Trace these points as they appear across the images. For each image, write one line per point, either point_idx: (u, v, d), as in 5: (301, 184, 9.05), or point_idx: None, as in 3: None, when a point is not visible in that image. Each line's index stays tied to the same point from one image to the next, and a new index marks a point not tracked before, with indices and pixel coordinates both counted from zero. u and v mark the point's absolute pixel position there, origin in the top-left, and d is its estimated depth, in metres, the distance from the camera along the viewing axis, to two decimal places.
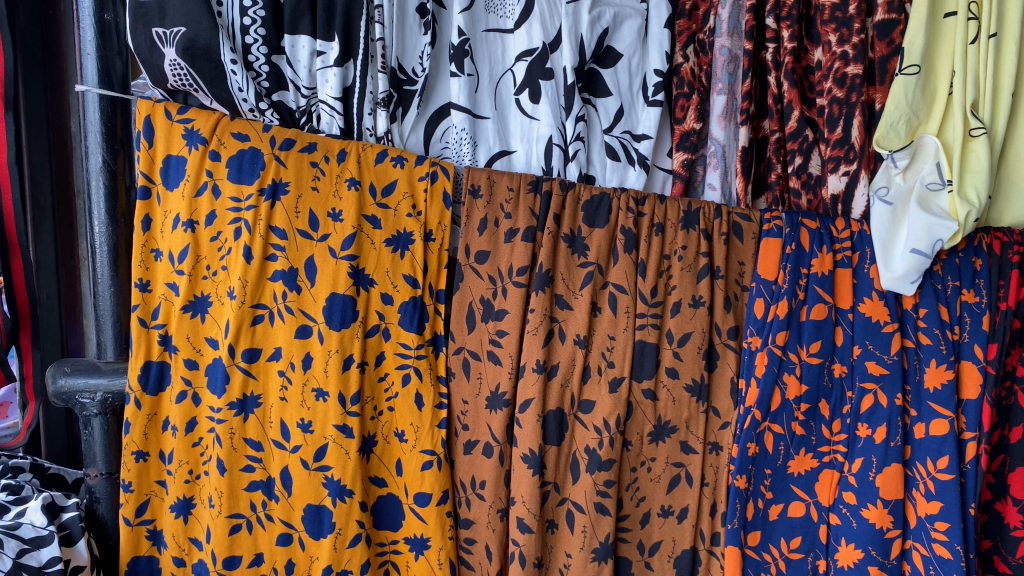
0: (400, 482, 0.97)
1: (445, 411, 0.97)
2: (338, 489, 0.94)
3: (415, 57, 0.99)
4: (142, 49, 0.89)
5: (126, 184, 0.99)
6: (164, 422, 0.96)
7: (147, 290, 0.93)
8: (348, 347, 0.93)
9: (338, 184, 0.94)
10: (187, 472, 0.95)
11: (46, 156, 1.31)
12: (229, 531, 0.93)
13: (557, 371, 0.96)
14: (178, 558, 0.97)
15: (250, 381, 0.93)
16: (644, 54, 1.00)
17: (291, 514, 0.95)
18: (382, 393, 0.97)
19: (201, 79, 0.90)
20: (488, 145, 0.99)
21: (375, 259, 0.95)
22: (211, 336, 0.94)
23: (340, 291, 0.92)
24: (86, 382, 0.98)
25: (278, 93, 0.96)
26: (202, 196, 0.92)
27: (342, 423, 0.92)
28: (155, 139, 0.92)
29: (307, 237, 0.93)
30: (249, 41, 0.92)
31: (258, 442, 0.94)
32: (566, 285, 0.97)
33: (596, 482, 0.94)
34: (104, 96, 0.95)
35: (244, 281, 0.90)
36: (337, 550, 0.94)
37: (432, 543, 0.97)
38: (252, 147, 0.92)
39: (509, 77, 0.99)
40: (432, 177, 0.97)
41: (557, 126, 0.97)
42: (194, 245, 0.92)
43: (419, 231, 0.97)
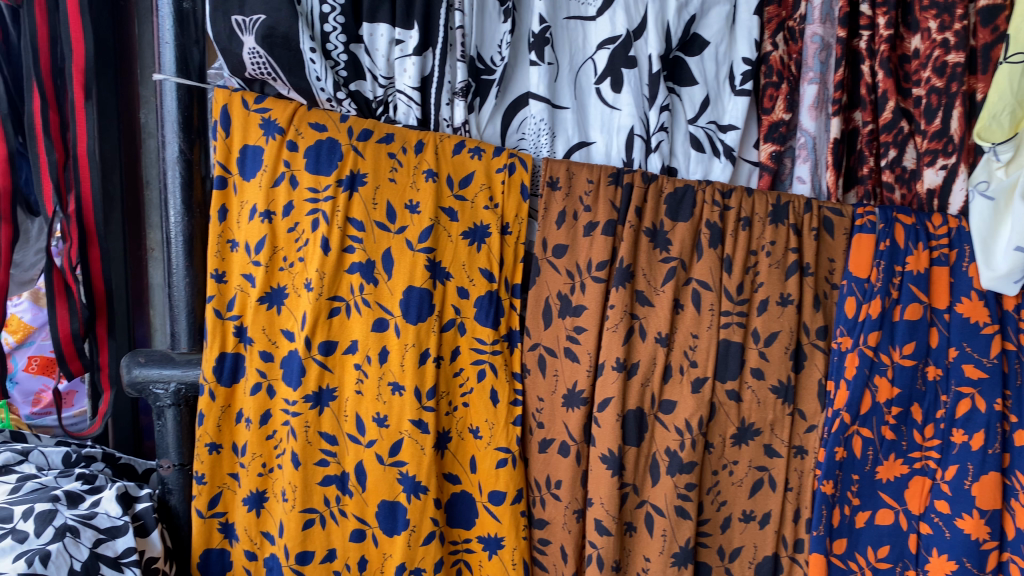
0: (474, 480, 0.96)
1: (520, 408, 0.95)
2: (412, 485, 0.92)
3: (494, 46, 0.96)
4: (222, 38, 0.89)
5: (202, 174, 0.98)
6: (238, 414, 0.96)
7: (223, 281, 0.93)
8: (425, 341, 0.92)
9: (415, 176, 0.93)
10: (261, 465, 0.95)
11: (117, 147, 1.31)
12: (303, 526, 0.92)
13: (637, 370, 0.93)
14: (250, 551, 0.97)
15: (326, 374, 0.92)
16: (731, 41, 0.96)
17: (365, 511, 0.94)
18: (458, 389, 0.95)
19: (280, 67, 0.89)
20: (567, 136, 0.97)
21: (451, 253, 0.94)
22: (287, 328, 0.93)
23: (417, 284, 0.91)
24: (159, 373, 0.98)
25: (355, 82, 0.95)
26: (280, 186, 0.91)
27: (418, 418, 0.91)
28: (232, 128, 0.92)
29: (384, 229, 0.92)
30: (328, 29, 0.91)
31: (333, 436, 0.93)
32: (648, 280, 0.93)
33: (677, 485, 0.92)
34: (182, 84, 0.95)
35: (322, 273, 0.89)
36: (411, 548, 0.93)
37: (506, 543, 0.95)
38: (329, 138, 0.91)
39: (590, 66, 0.96)
40: (510, 170, 0.95)
41: (640, 116, 0.94)
42: (271, 236, 0.91)
43: (496, 224, 0.95)
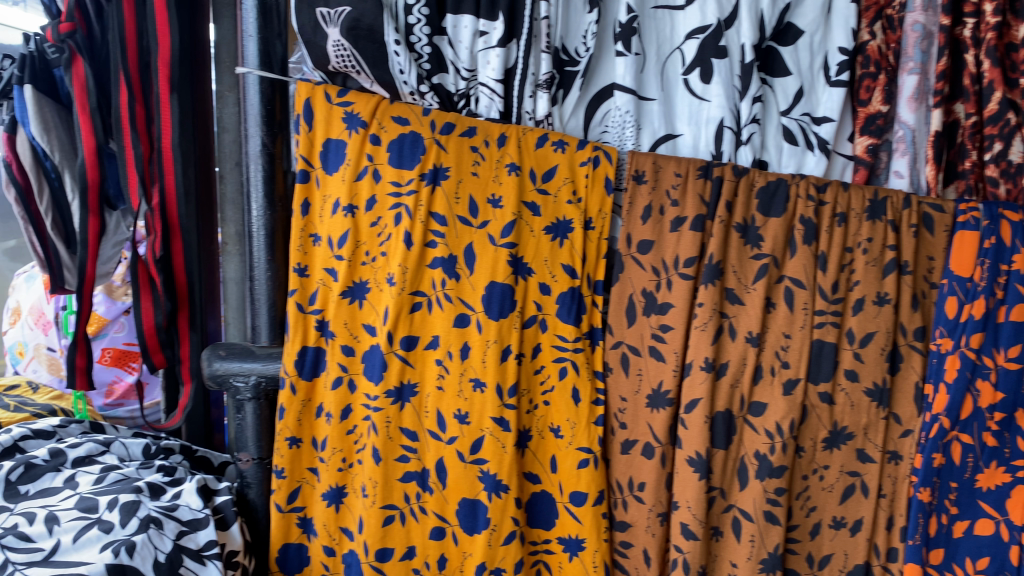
0: (554, 480, 0.94)
1: (602, 408, 0.93)
2: (494, 484, 0.91)
3: (579, 36, 0.93)
4: (306, 29, 0.87)
5: (284, 167, 0.99)
6: (317, 408, 0.96)
7: (305, 274, 0.93)
8: (506, 338, 0.90)
9: (498, 170, 0.91)
10: (341, 460, 0.94)
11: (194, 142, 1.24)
12: (383, 522, 0.92)
13: (726, 370, 0.90)
14: (328, 547, 0.96)
15: (407, 369, 0.91)
16: (826, 30, 0.93)
17: (445, 508, 0.93)
18: (539, 386, 0.93)
19: (364, 60, 0.89)
20: (653, 129, 0.94)
21: (534, 248, 0.92)
22: (368, 323, 0.93)
23: (499, 280, 0.89)
24: (240, 366, 0.98)
25: (438, 76, 0.93)
26: (362, 180, 0.90)
27: (500, 415, 0.90)
28: (314, 122, 0.91)
29: (466, 224, 0.91)
30: (412, 20, 0.90)
31: (413, 432, 0.92)
32: (738, 278, 0.90)
33: (767, 490, 0.89)
34: (264, 78, 0.95)
35: (404, 268, 0.88)
36: (491, 547, 0.92)
37: (587, 546, 0.93)
38: (412, 132, 0.90)
39: (678, 56, 0.93)
40: (594, 163, 0.92)
41: (730, 108, 0.91)
42: (353, 230, 0.91)
43: (579, 218, 0.92)
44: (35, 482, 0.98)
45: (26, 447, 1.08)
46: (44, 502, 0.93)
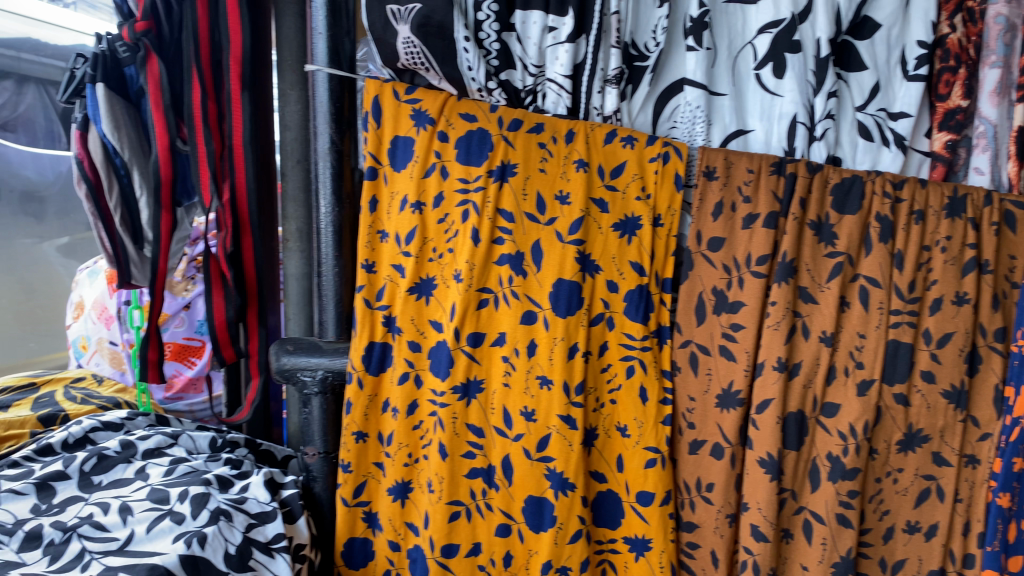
0: (621, 479, 0.93)
1: (670, 407, 0.91)
2: (560, 482, 0.90)
3: (649, 31, 0.92)
4: (376, 27, 0.88)
5: (352, 164, 1.00)
6: (384, 403, 0.96)
7: (373, 271, 0.93)
8: (574, 335, 0.89)
9: (566, 166, 0.91)
10: (407, 455, 0.95)
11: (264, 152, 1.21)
12: (448, 518, 0.92)
13: (799, 371, 0.89)
14: (393, 542, 0.97)
15: (474, 366, 0.91)
16: (905, 23, 0.91)
17: (511, 506, 0.93)
18: (606, 385, 0.92)
19: (433, 57, 0.89)
20: (724, 124, 0.94)
21: (602, 245, 0.91)
22: (435, 319, 0.93)
23: (567, 277, 0.89)
24: (307, 360, 0.99)
25: (506, 72, 0.93)
26: (430, 177, 0.91)
27: (566, 414, 0.89)
28: (382, 119, 0.91)
29: (534, 221, 0.90)
30: (481, 17, 0.90)
31: (479, 429, 0.92)
32: (812, 276, 0.89)
33: (839, 493, 0.87)
34: (333, 75, 0.96)
35: (471, 264, 0.88)
36: (557, 545, 0.91)
37: (654, 546, 0.92)
38: (480, 128, 0.90)
39: (749, 51, 0.92)
40: (664, 159, 0.91)
41: (804, 103, 0.89)
42: (421, 227, 0.91)
43: (648, 215, 0.91)
44: (108, 472, 1.01)
45: (98, 438, 1.10)
46: (117, 492, 0.96)
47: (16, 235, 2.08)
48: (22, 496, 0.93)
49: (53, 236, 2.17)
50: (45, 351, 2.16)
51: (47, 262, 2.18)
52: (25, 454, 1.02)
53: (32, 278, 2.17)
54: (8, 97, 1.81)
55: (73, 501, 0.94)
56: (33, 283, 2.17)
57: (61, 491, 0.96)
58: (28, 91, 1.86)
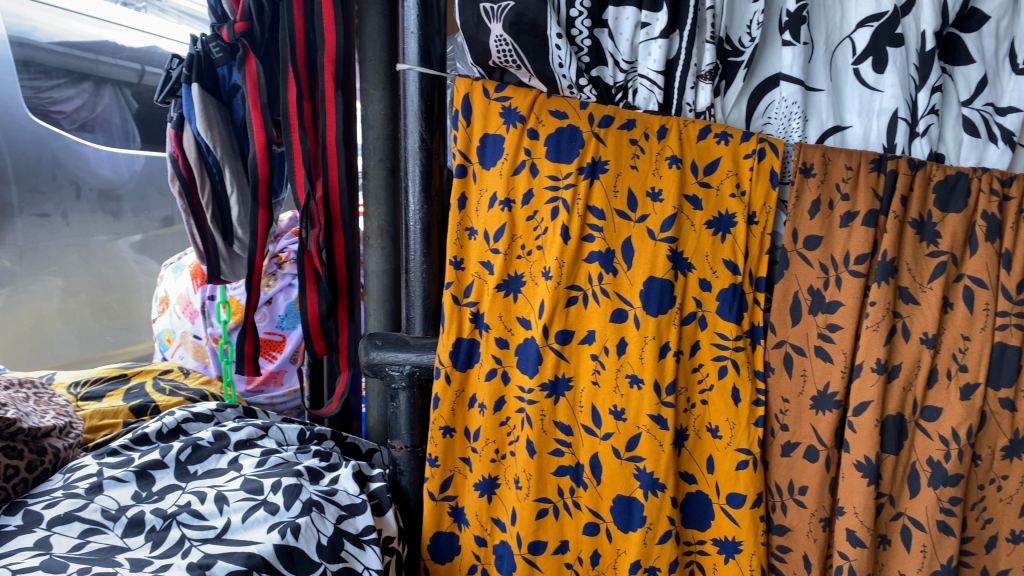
0: (711, 480, 0.92)
1: (762, 409, 0.90)
2: (650, 482, 0.89)
3: (743, 26, 0.91)
4: (469, 25, 0.89)
5: (440, 162, 1.01)
6: (470, 399, 0.97)
7: (461, 267, 0.94)
8: (665, 334, 0.88)
9: (658, 163, 0.89)
10: (494, 451, 0.95)
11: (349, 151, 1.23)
12: (536, 515, 0.92)
13: (899, 373, 0.87)
14: (480, 537, 0.98)
15: (562, 363, 0.91)
16: (1014, 16, 0.90)
17: (599, 505, 0.93)
18: (696, 385, 0.92)
19: (525, 55, 0.89)
20: (821, 120, 0.91)
21: (695, 243, 0.90)
22: (523, 316, 0.93)
23: (659, 275, 0.88)
24: (395, 356, 1.01)
25: (597, 68, 0.93)
26: (520, 174, 0.91)
27: (657, 414, 0.88)
28: (473, 117, 0.92)
29: (625, 218, 0.90)
30: (573, 14, 0.90)
31: (568, 427, 0.92)
32: (913, 276, 0.87)
33: (940, 499, 0.85)
34: (424, 74, 0.97)
35: (561, 262, 0.88)
36: (646, 545, 0.90)
37: (744, 548, 0.91)
38: (570, 126, 0.89)
39: (847, 45, 0.90)
40: (760, 155, 0.90)
41: (906, 98, 0.88)
42: (510, 224, 0.91)
43: (743, 213, 0.90)
44: (203, 462, 1.03)
45: (189, 429, 1.13)
46: (212, 482, 0.99)
47: (93, 231, 2.06)
48: (124, 484, 0.97)
49: (126, 233, 2.18)
50: (123, 343, 2.26)
51: (122, 259, 2.19)
52: (123, 443, 1.06)
53: (107, 271, 2.15)
54: (87, 98, 1.92)
55: (171, 489, 0.97)
56: (109, 279, 2.15)
57: (159, 480, 0.99)
58: (105, 92, 1.96)
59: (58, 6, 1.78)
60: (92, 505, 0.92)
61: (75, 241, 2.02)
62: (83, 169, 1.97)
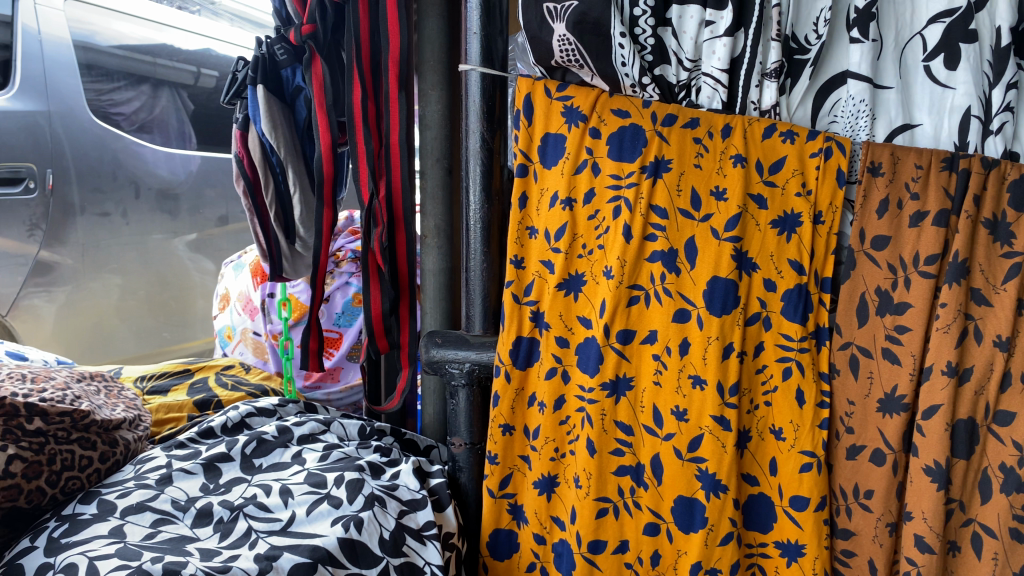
0: (774, 483, 0.91)
1: (827, 411, 0.90)
2: (712, 483, 0.89)
3: (810, 23, 0.90)
4: (531, 25, 0.89)
5: (500, 162, 1.02)
6: (530, 397, 0.97)
7: (522, 266, 0.95)
8: (728, 334, 0.88)
9: (722, 162, 0.89)
10: (553, 449, 0.96)
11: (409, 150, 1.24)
12: (596, 514, 0.93)
13: (970, 377, 0.85)
14: (539, 535, 0.98)
15: (623, 363, 0.91)
16: None
17: (660, 505, 0.92)
18: (760, 386, 0.91)
19: (588, 54, 0.89)
20: (890, 118, 0.90)
21: (760, 242, 0.89)
22: (584, 315, 0.93)
23: (723, 275, 0.87)
24: (455, 353, 1.03)
25: (660, 67, 0.92)
26: (582, 173, 0.91)
27: (720, 414, 0.88)
28: (534, 117, 0.92)
29: (688, 217, 0.89)
30: (637, 13, 0.89)
31: (629, 426, 0.92)
32: (986, 278, 0.86)
33: (1013, 505, 0.83)
34: (486, 74, 0.98)
35: (623, 261, 0.88)
36: (708, 547, 0.90)
37: (807, 551, 0.90)
38: (633, 124, 0.89)
39: (918, 42, 0.88)
40: (826, 154, 0.89)
41: (978, 95, 0.86)
42: (571, 223, 0.91)
43: (809, 212, 0.89)
44: (267, 456, 1.06)
45: (253, 423, 1.16)
46: (277, 476, 1.01)
47: (150, 230, 2.07)
48: (193, 476, 0.99)
49: (183, 232, 2.17)
50: (179, 339, 2.22)
51: (177, 258, 2.17)
52: (190, 436, 1.08)
53: (164, 270, 2.14)
54: (145, 99, 2.06)
55: (238, 482, 0.99)
56: (167, 277, 2.14)
57: (226, 472, 1.01)
58: (162, 94, 2.11)
59: (106, 8, 1.94)
60: (162, 495, 0.94)
61: (132, 239, 2.03)
62: (141, 168, 2.02)
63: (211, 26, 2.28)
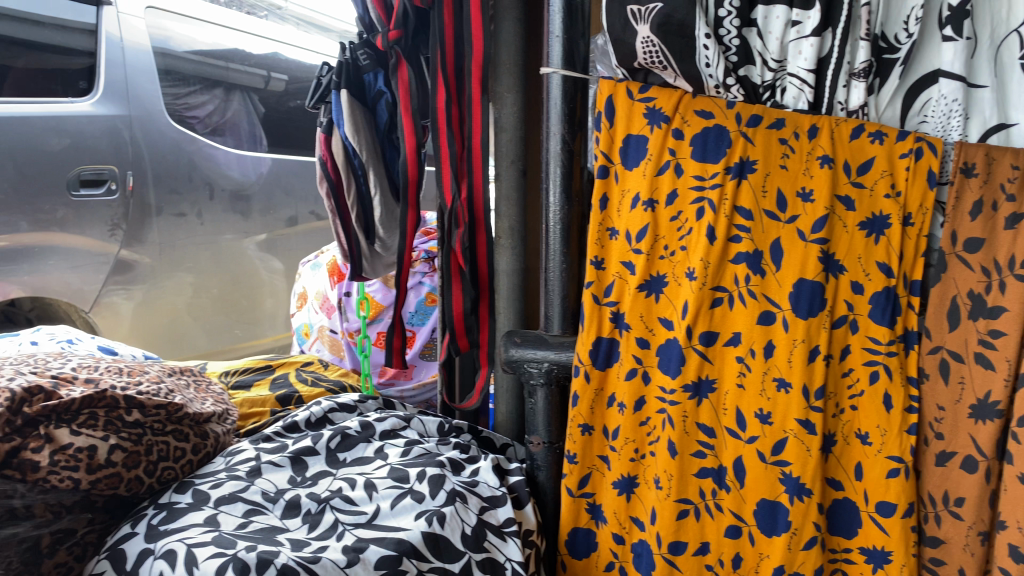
0: (859, 488, 0.90)
1: (915, 416, 0.88)
2: (796, 487, 0.89)
3: (899, 22, 0.88)
4: (615, 28, 0.90)
5: (581, 163, 1.02)
6: (609, 398, 0.98)
7: (602, 267, 0.95)
8: (815, 338, 0.87)
9: (809, 163, 0.89)
10: (633, 450, 0.96)
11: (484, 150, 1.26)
12: (677, 516, 0.92)
13: None
14: (619, 535, 0.99)
15: (706, 365, 0.91)
16: None
17: (742, 508, 0.92)
18: (846, 390, 0.90)
19: (672, 55, 0.89)
20: (983, 118, 0.88)
21: (847, 244, 0.89)
22: (665, 316, 0.93)
23: (809, 278, 0.87)
24: (534, 353, 1.04)
25: (745, 68, 0.91)
26: (664, 175, 0.91)
27: (805, 418, 0.88)
28: (616, 118, 0.93)
29: (774, 219, 0.89)
30: (722, 14, 0.89)
31: (711, 429, 0.92)
32: None
33: None
34: (567, 77, 0.99)
35: (706, 262, 0.88)
36: (791, 551, 0.90)
37: (894, 559, 0.89)
38: (716, 125, 0.89)
39: (1015, 39, 0.86)
40: (916, 154, 0.88)
41: None
42: (653, 224, 0.92)
43: (898, 214, 0.88)
44: (351, 450, 1.09)
45: (335, 419, 1.19)
46: (361, 470, 1.03)
47: (222, 229, 2.13)
48: (280, 468, 1.03)
49: (255, 232, 2.23)
50: (250, 337, 2.29)
51: (248, 257, 2.23)
52: (276, 430, 1.12)
53: (236, 269, 2.20)
54: (217, 103, 2.13)
55: (323, 476, 1.02)
56: (238, 276, 2.20)
57: (312, 466, 1.04)
58: (235, 98, 2.20)
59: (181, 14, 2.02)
60: (253, 487, 0.97)
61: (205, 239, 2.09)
62: (215, 171, 2.09)
63: (277, 29, 2.35)
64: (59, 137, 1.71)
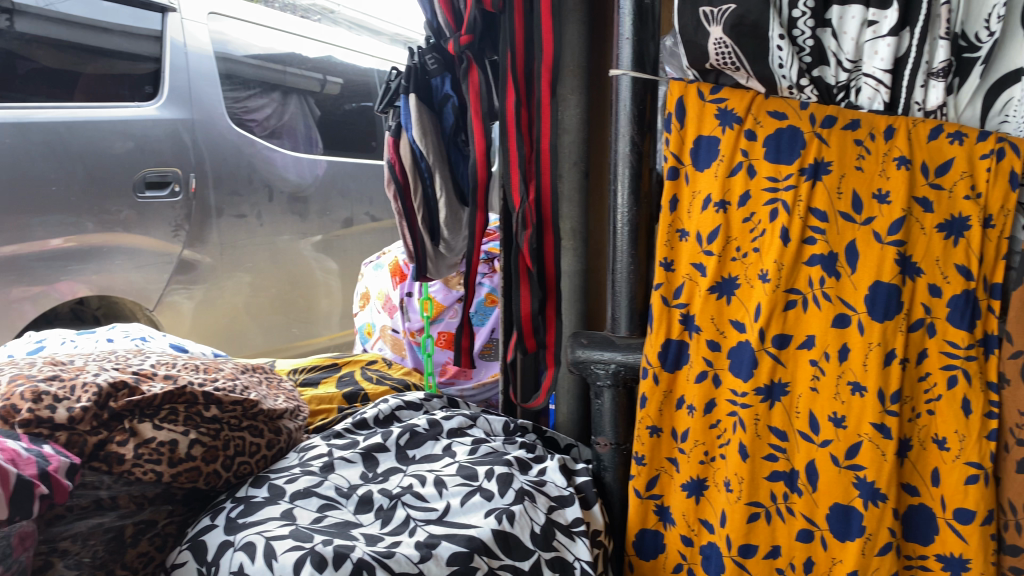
0: (936, 494, 0.89)
1: (996, 422, 0.86)
2: (871, 492, 0.87)
3: (981, 20, 0.87)
4: (687, 30, 0.90)
5: (650, 165, 1.02)
6: (678, 400, 0.97)
7: (671, 269, 0.95)
8: (891, 341, 0.86)
9: (885, 163, 0.88)
10: (703, 452, 0.96)
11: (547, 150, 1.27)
12: (747, 519, 0.92)
13: None
14: (687, 537, 0.98)
15: (779, 368, 0.90)
16: None
17: (815, 512, 0.91)
18: (922, 394, 0.89)
19: (745, 56, 0.89)
20: None
21: (924, 246, 0.87)
22: (736, 319, 0.92)
23: (885, 280, 0.86)
24: (601, 354, 1.04)
25: (819, 68, 0.91)
26: (736, 176, 0.91)
27: (880, 422, 0.86)
28: (687, 119, 0.93)
29: (849, 221, 0.88)
30: (796, 15, 0.88)
31: (783, 432, 0.91)
32: None
33: None
34: (637, 78, 0.99)
35: (780, 264, 0.88)
36: (865, 556, 0.88)
37: (972, 567, 0.87)
38: (790, 126, 0.88)
39: None
40: (998, 154, 0.85)
41: None
42: (725, 226, 0.91)
43: (978, 215, 0.86)
44: (420, 447, 1.11)
45: (402, 416, 1.21)
46: (430, 467, 1.05)
47: (282, 230, 2.17)
48: (352, 464, 1.05)
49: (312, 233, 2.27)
50: (307, 335, 2.33)
51: (305, 258, 2.27)
52: (346, 427, 1.15)
53: (294, 270, 2.24)
54: (276, 107, 2.18)
55: (394, 472, 1.04)
56: (296, 277, 2.24)
57: (382, 462, 1.07)
58: (292, 101, 2.25)
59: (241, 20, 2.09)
60: (327, 482, 1.00)
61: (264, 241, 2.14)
62: (274, 173, 2.13)
63: (330, 32, 2.40)
64: (125, 140, 1.77)
